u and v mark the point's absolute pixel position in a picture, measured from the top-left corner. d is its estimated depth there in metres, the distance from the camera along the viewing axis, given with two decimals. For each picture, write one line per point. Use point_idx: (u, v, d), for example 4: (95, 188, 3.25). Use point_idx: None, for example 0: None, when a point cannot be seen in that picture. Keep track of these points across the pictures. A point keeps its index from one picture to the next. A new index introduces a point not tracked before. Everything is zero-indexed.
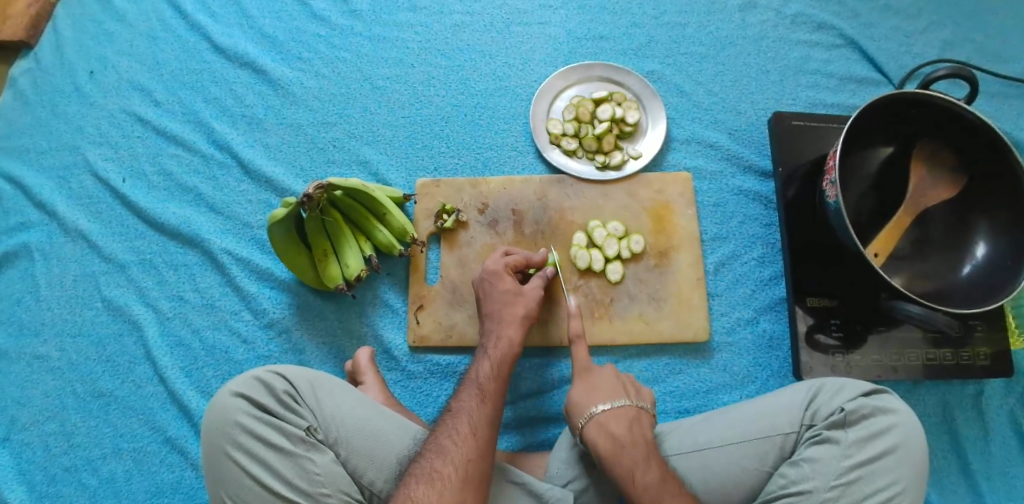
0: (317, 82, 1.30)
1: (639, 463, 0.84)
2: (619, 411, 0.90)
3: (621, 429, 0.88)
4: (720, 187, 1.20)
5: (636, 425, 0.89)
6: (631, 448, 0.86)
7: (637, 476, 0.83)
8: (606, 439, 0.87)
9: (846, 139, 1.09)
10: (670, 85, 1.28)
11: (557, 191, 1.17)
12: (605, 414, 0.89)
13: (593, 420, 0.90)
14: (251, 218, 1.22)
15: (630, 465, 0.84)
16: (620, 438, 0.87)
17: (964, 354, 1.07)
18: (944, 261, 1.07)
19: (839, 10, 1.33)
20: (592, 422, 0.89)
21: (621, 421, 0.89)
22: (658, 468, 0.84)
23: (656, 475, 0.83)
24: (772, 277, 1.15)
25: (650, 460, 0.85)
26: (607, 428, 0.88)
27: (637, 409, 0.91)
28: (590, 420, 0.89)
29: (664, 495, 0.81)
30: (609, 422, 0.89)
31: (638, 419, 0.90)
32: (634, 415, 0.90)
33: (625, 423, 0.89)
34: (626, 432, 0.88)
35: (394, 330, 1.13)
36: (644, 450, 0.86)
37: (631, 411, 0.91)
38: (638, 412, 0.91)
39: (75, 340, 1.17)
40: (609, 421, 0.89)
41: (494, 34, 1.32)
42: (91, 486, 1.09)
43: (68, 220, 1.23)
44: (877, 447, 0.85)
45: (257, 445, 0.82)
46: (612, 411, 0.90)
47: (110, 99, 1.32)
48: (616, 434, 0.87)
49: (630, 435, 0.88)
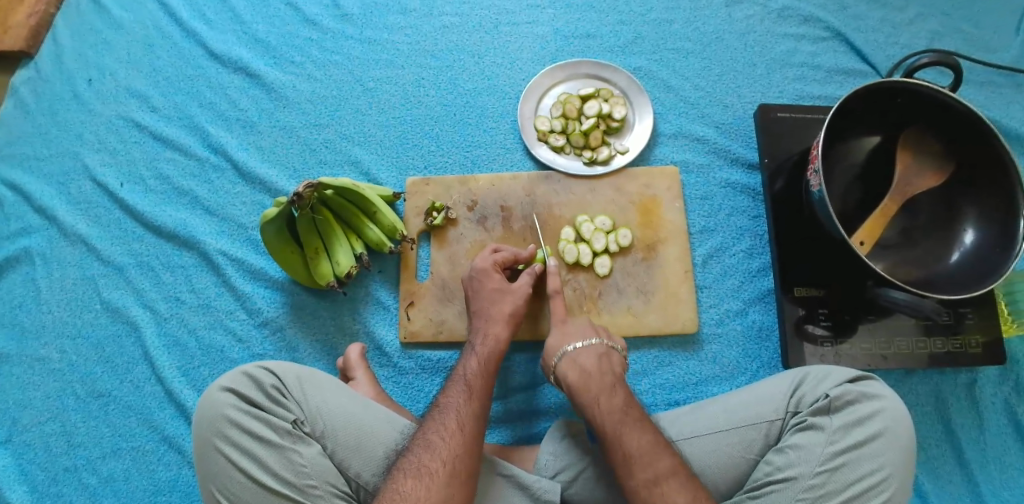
0: (308, 86, 1.32)
1: (605, 389, 0.88)
2: (590, 347, 0.95)
3: (590, 362, 0.93)
4: (707, 180, 1.21)
5: (606, 359, 0.94)
6: (599, 377, 0.90)
7: (602, 401, 0.87)
8: (576, 370, 0.92)
9: (830, 129, 1.10)
10: (657, 81, 1.29)
11: (546, 187, 1.18)
12: (576, 349, 0.95)
13: (566, 357, 0.95)
14: (246, 219, 1.23)
15: (596, 392, 0.88)
16: (589, 369, 0.91)
17: (955, 342, 1.07)
18: (933, 249, 1.08)
19: (826, 3, 1.33)
20: (564, 358, 0.95)
21: (590, 354, 0.94)
22: (623, 395, 0.88)
23: (620, 401, 0.87)
24: (761, 268, 1.16)
25: (617, 388, 0.89)
26: (578, 361, 0.93)
27: (608, 346, 0.96)
28: (562, 356, 0.95)
29: (627, 417, 0.85)
30: (579, 355, 0.94)
31: (608, 354, 0.95)
32: (603, 351, 0.95)
33: (595, 358, 0.93)
34: (596, 363, 0.92)
35: (386, 326, 1.14)
36: (611, 379, 0.90)
37: (601, 346, 0.96)
38: (607, 349, 0.96)
39: (75, 342, 1.19)
40: (578, 355, 0.94)
41: (482, 34, 1.33)
42: (91, 484, 1.11)
43: (67, 225, 1.26)
44: (862, 433, 0.85)
45: (245, 439, 0.83)
46: (584, 347, 0.95)
47: (108, 106, 1.35)
48: (585, 366, 0.92)
49: (602, 367, 0.92)
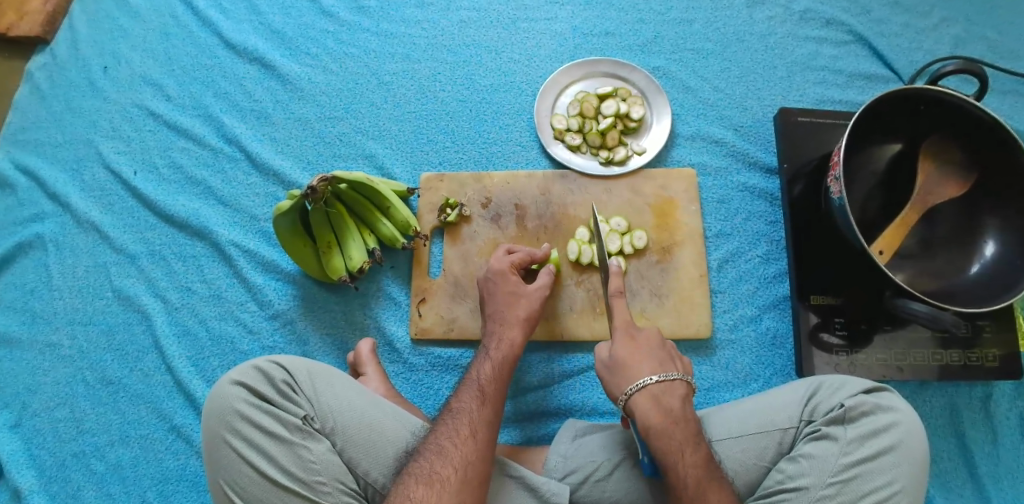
0: (324, 78, 1.31)
1: (689, 443, 0.82)
2: (672, 384, 0.87)
3: (673, 405, 0.85)
4: (725, 183, 1.20)
5: (686, 402, 0.87)
6: (684, 427, 0.84)
7: (686, 454, 0.81)
8: (657, 411, 0.85)
9: (852, 135, 1.08)
10: (676, 81, 1.27)
11: (561, 187, 1.17)
12: (659, 386, 0.87)
13: (646, 393, 0.86)
14: (258, 211, 1.23)
15: (679, 446, 0.82)
16: (673, 414, 0.85)
17: (971, 355, 1.05)
18: (952, 260, 1.06)
19: (849, 6, 1.31)
20: (642, 393, 0.86)
21: (673, 395, 0.86)
22: (705, 450, 0.83)
23: (703, 456, 0.82)
24: (776, 274, 1.14)
25: (699, 441, 0.84)
26: (659, 402, 0.85)
27: (687, 383, 0.89)
28: (642, 390, 0.87)
29: (710, 477, 0.80)
30: (662, 395, 0.86)
31: (688, 395, 0.88)
32: (686, 391, 0.88)
33: (678, 401, 0.86)
34: (679, 408, 0.85)
35: (397, 322, 1.14)
36: (694, 430, 0.84)
37: (682, 385, 0.88)
38: (688, 387, 0.88)
39: (86, 329, 1.19)
40: (664, 396, 0.86)
41: (501, 30, 1.32)
42: (98, 471, 1.11)
43: (80, 212, 1.26)
44: (876, 445, 0.84)
45: (255, 433, 0.83)
46: (665, 383, 0.87)
47: (123, 94, 1.35)
48: (670, 410, 0.85)
49: (684, 412, 0.86)
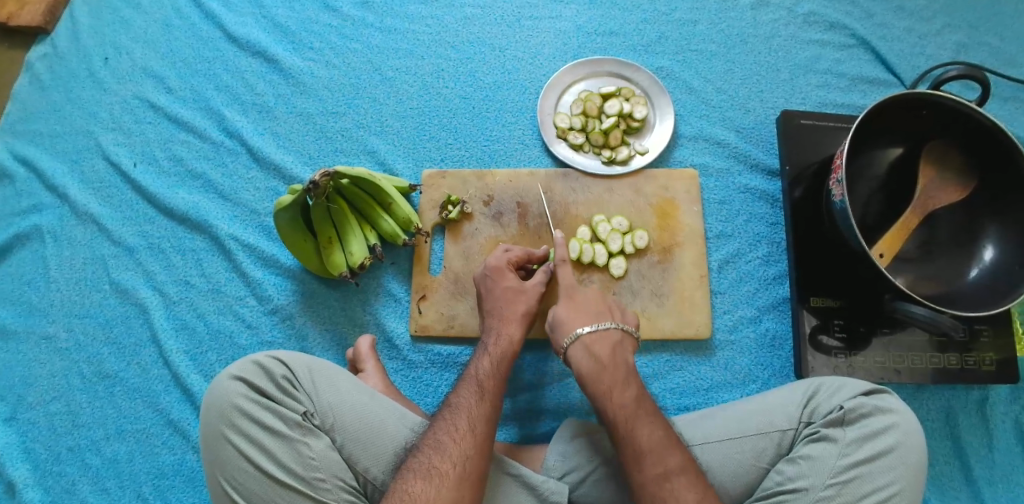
0: (327, 72, 1.30)
1: (617, 383, 0.86)
2: (605, 332, 0.92)
3: (604, 352, 0.90)
4: (727, 185, 1.20)
5: (620, 350, 0.91)
6: (613, 371, 0.88)
7: (615, 395, 0.85)
8: (589, 359, 0.89)
9: (855, 138, 1.09)
10: (679, 81, 1.27)
11: (563, 185, 1.17)
12: (591, 334, 0.91)
13: (577, 342, 0.91)
14: (259, 205, 1.22)
15: (609, 387, 0.86)
16: (604, 360, 0.89)
17: (968, 359, 1.06)
18: (951, 265, 1.07)
19: (852, 10, 1.32)
20: (576, 342, 0.91)
21: (605, 343, 0.91)
22: (635, 390, 0.86)
23: (633, 395, 0.85)
24: (776, 276, 1.14)
25: (630, 382, 0.87)
26: (592, 350, 0.90)
27: (622, 331, 0.93)
28: (575, 340, 0.91)
29: (639, 413, 0.83)
30: (593, 344, 0.90)
31: (621, 343, 0.92)
32: (618, 339, 0.92)
33: (609, 348, 0.90)
34: (609, 354, 0.90)
35: (396, 319, 1.13)
36: (624, 373, 0.88)
37: (617, 334, 0.92)
38: (622, 335, 0.92)
39: (82, 321, 1.19)
40: (593, 343, 0.90)
41: (504, 27, 1.32)
42: (94, 465, 1.10)
43: (79, 204, 1.25)
44: (874, 447, 0.84)
45: (254, 429, 0.83)
46: (598, 332, 0.91)
47: (123, 85, 1.34)
48: (599, 356, 0.89)
49: (615, 358, 0.90)
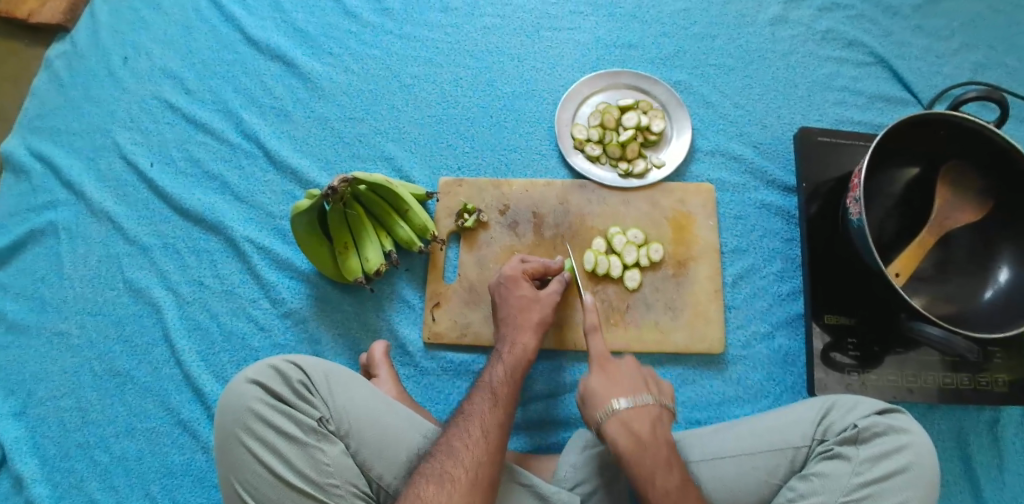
0: (345, 77, 1.31)
1: (628, 396, 0.88)
2: (642, 408, 0.86)
3: (644, 430, 0.85)
4: (742, 200, 1.20)
5: (631, 362, 0.93)
6: (654, 452, 0.83)
7: (659, 480, 0.81)
8: (629, 437, 0.84)
9: (873, 156, 1.09)
10: (697, 95, 1.27)
11: (579, 197, 1.17)
12: (628, 410, 0.86)
13: (589, 356, 0.93)
14: (275, 208, 1.23)
15: (619, 399, 0.88)
16: (644, 439, 0.84)
17: (982, 380, 1.06)
18: (966, 285, 1.06)
19: (871, 27, 1.32)
20: (611, 418, 0.86)
21: (645, 419, 0.86)
22: (678, 475, 0.82)
23: (677, 481, 0.81)
24: (791, 292, 1.14)
25: (672, 466, 0.83)
26: (630, 426, 0.85)
27: (660, 405, 0.88)
28: (587, 353, 0.93)
29: (646, 426, 0.85)
30: (605, 356, 0.93)
31: (633, 356, 0.93)
32: (630, 352, 0.93)
33: (621, 361, 0.92)
34: (649, 431, 0.85)
35: (410, 326, 1.13)
36: (634, 386, 0.90)
37: (654, 408, 0.87)
38: (660, 410, 0.87)
39: (95, 319, 1.19)
40: (605, 356, 0.92)
41: (524, 37, 1.32)
42: (103, 463, 1.10)
43: (95, 202, 1.25)
44: (889, 465, 0.84)
45: (270, 433, 0.83)
46: (634, 407, 0.86)
47: (142, 85, 1.34)
48: (610, 368, 0.91)
49: (626, 371, 0.91)
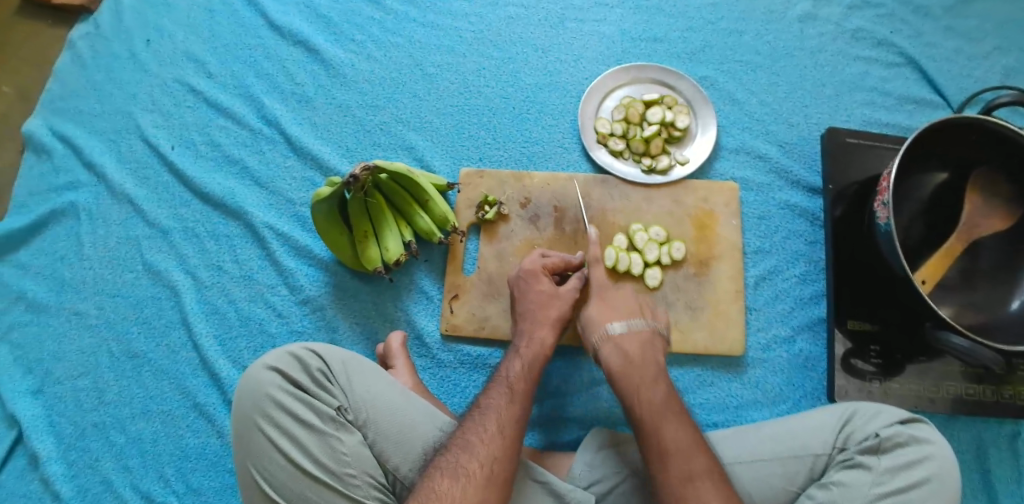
0: (368, 65, 1.30)
1: (646, 381, 0.86)
2: (635, 332, 0.93)
3: (634, 350, 0.91)
4: (766, 200, 1.18)
5: (649, 347, 0.92)
6: (641, 366, 0.89)
7: (643, 392, 0.85)
8: (619, 356, 0.91)
9: (903, 160, 1.07)
10: (723, 92, 1.26)
11: (601, 192, 1.16)
12: (620, 332, 0.93)
13: (607, 340, 0.93)
14: (295, 195, 1.22)
15: (638, 382, 0.87)
16: (633, 357, 0.90)
17: (1005, 393, 1.04)
18: (993, 294, 1.04)
19: (902, 27, 1.29)
20: (606, 340, 0.93)
21: (635, 341, 0.92)
22: (665, 389, 0.86)
23: (662, 393, 0.85)
24: (813, 296, 1.13)
25: (659, 378, 0.87)
26: (621, 346, 0.91)
27: (652, 331, 0.94)
28: (603, 337, 0.93)
29: (666, 411, 0.83)
30: (623, 340, 0.92)
31: (651, 341, 0.93)
32: (648, 336, 0.93)
33: (639, 344, 0.91)
34: (639, 351, 0.91)
35: (427, 317, 1.13)
36: (654, 370, 0.88)
37: (646, 332, 0.93)
38: (652, 335, 0.94)
39: (114, 300, 1.19)
40: (623, 339, 0.92)
41: (548, 28, 1.31)
42: (119, 444, 1.11)
43: (115, 184, 1.26)
44: (910, 477, 0.83)
45: (288, 421, 0.83)
46: (629, 330, 0.93)
47: (164, 68, 1.34)
48: (628, 351, 0.91)
49: (645, 356, 0.90)
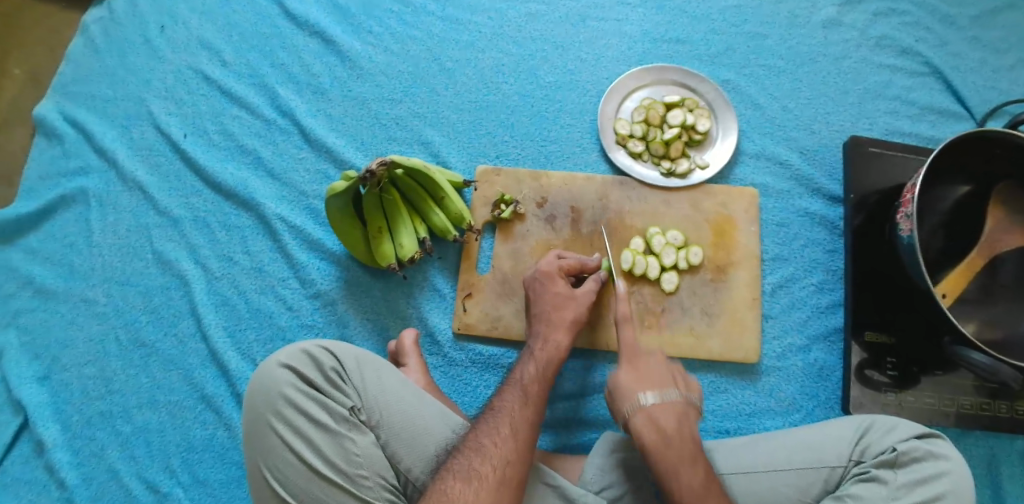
0: (385, 58, 1.28)
1: (685, 460, 0.82)
2: (668, 404, 0.87)
3: (669, 424, 0.85)
4: (785, 207, 1.17)
5: (685, 419, 0.87)
6: (679, 447, 0.83)
7: (682, 476, 0.81)
8: (652, 430, 0.85)
9: (928, 171, 1.05)
10: (744, 96, 1.24)
11: (619, 194, 1.14)
12: (655, 406, 0.87)
13: (641, 412, 0.86)
14: (308, 187, 1.21)
15: (675, 462, 0.82)
16: (669, 434, 0.84)
17: (1019, 409, 1.03)
18: (1012, 309, 1.03)
19: (927, 36, 1.27)
20: (640, 411, 0.87)
21: (669, 414, 0.86)
22: (703, 468, 0.83)
23: (701, 477, 0.81)
24: (830, 306, 1.11)
25: (697, 459, 0.83)
26: (656, 420, 0.86)
27: (685, 401, 0.88)
28: (638, 408, 0.87)
29: (709, 496, 0.80)
30: (657, 412, 0.86)
31: (686, 412, 0.87)
32: (682, 407, 0.87)
33: (675, 418, 0.86)
34: (675, 426, 0.85)
35: (439, 315, 1.12)
36: (691, 449, 0.84)
37: (680, 402, 0.88)
38: (686, 406, 0.88)
39: (123, 288, 1.18)
40: (657, 413, 0.86)
41: (569, 26, 1.29)
42: (124, 433, 1.10)
43: (127, 171, 1.24)
44: (927, 492, 0.81)
45: (301, 420, 0.81)
46: (661, 402, 0.87)
47: (179, 55, 1.33)
48: (664, 427, 0.85)
49: (682, 431, 0.85)
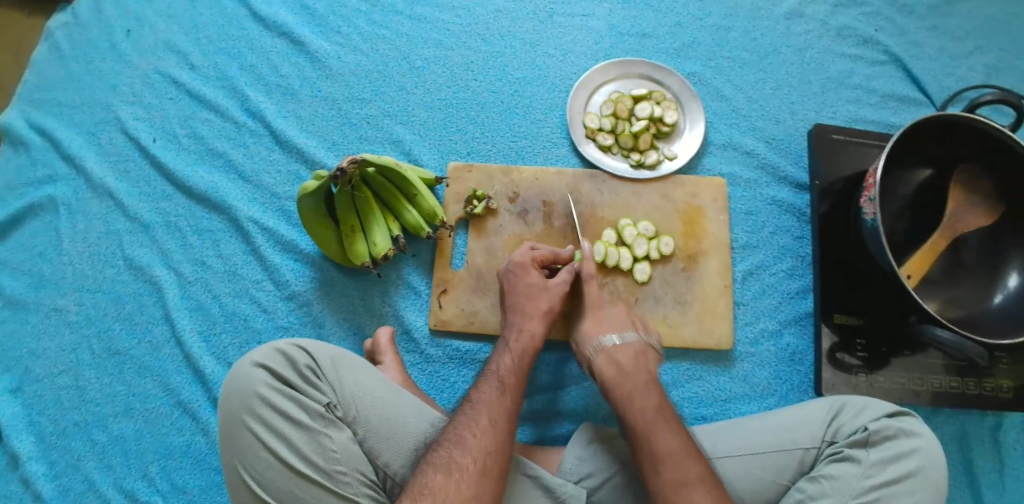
0: (354, 58, 1.28)
1: (639, 387, 0.89)
2: (627, 345, 0.96)
3: (627, 360, 0.93)
4: (754, 195, 1.19)
5: (643, 358, 0.94)
6: (634, 376, 0.91)
7: (635, 400, 0.87)
8: (611, 366, 0.93)
9: (890, 156, 1.07)
10: (711, 88, 1.26)
11: (590, 187, 1.16)
12: (614, 344, 0.95)
13: (603, 351, 0.95)
14: (280, 189, 1.21)
15: (631, 390, 0.89)
16: (626, 368, 0.92)
17: (986, 385, 1.05)
18: (976, 290, 1.05)
19: (886, 25, 1.30)
20: (600, 351, 0.96)
21: (629, 352, 0.95)
22: (656, 395, 0.88)
23: (653, 401, 0.87)
24: (800, 291, 1.13)
25: (651, 386, 0.90)
26: (615, 358, 0.94)
27: (646, 344, 0.97)
28: (599, 349, 0.96)
29: (660, 417, 0.85)
30: (617, 352, 0.95)
31: (645, 351, 0.95)
32: (641, 348, 0.95)
33: (633, 356, 0.94)
34: (632, 363, 0.93)
35: (416, 312, 1.12)
36: (645, 378, 0.91)
37: (638, 345, 0.96)
38: (645, 346, 0.96)
39: (95, 296, 1.17)
40: (616, 351, 0.95)
41: (537, 22, 1.30)
42: (100, 443, 1.09)
43: (96, 177, 1.23)
44: (898, 469, 0.84)
45: (276, 418, 0.81)
46: (622, 343, 0.96)
47: (145, 59, 1.31)
48: (622, 363, 0.93)
49: (638, 367, 0.93)
